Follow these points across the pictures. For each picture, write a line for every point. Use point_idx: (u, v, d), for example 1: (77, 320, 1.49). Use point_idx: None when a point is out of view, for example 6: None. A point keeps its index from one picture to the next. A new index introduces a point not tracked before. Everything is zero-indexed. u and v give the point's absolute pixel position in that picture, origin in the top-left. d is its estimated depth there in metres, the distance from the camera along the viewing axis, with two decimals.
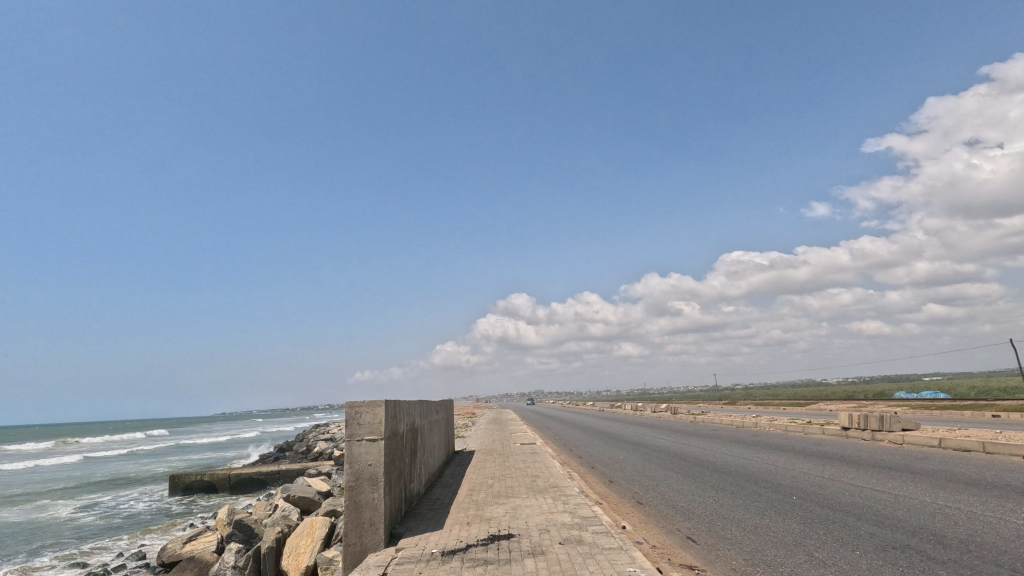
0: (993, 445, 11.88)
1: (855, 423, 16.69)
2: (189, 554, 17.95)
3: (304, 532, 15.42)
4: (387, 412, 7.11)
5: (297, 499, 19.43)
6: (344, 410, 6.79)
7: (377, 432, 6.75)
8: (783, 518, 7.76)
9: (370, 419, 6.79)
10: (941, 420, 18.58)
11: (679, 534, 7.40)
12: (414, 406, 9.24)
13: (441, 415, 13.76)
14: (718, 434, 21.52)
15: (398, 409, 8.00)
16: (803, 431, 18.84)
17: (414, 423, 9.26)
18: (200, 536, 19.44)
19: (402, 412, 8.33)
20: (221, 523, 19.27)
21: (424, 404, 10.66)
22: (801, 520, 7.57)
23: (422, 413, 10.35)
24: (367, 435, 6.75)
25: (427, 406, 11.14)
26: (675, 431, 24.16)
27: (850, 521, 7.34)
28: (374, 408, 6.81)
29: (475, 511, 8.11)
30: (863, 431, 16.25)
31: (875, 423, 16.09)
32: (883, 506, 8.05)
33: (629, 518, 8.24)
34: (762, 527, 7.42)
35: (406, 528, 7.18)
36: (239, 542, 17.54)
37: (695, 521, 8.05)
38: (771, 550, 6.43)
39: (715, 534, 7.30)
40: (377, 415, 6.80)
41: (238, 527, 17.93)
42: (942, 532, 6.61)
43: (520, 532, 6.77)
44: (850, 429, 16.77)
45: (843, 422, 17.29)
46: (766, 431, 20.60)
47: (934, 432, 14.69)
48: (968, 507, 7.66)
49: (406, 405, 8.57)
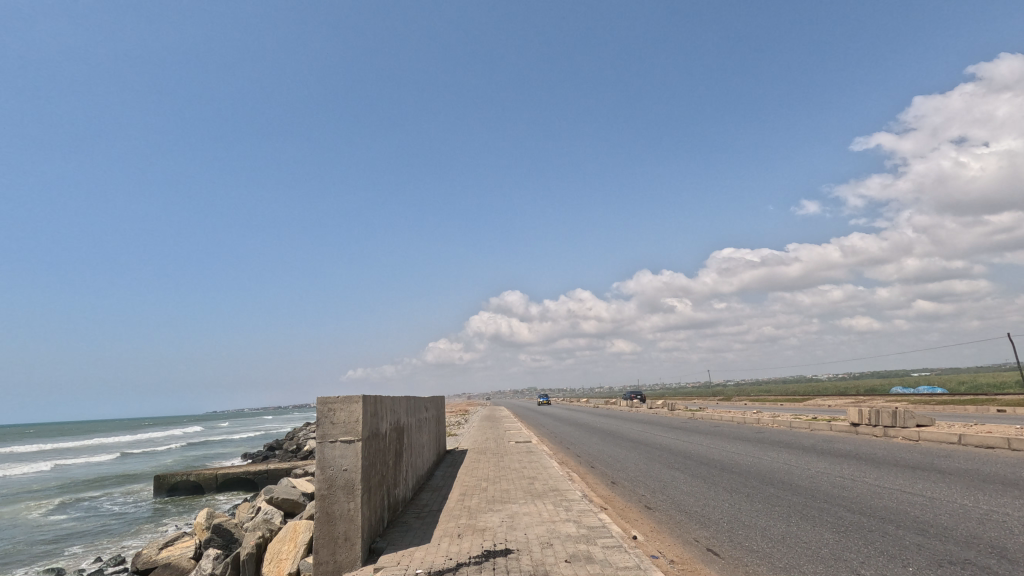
0: (1020, 442, 11.15)
1: (865, 418, 15.95)
2: (165, 560, 16.93)
3: (286, 537, 14.48)
4: (366, 409, 6.21)
5: (281, 501, 18.47)
6: (315, 407, 5.90)
7: (354, 432, 5.86)
8: (813, 527, 6.91)
9: (345, 417, 5.88)
10: (952, 416, 17.87)
11: (698, 545, 6.56)
12: (399, 402, 8.35)
13: (430, 413, 12.89)
14: (720, 430, 20.75)
15: (380, 405, 7.09)
16: (809, 427, 18.10)
17: (399, 421, 8.38)
18: (177, 540, 18.40)
19: (386, 410, 7.42)
20: (200, 528, 18.22)
21: (411, 401, 9.78)
22: (834, 530, 6.72)
23: (409, 410, 9.49)
24: (342, 436, 5.85)
25: (415, 402, 10.28)
26: (675, 428, 23.39)
27: (890, 530, 6.53)
28: (350, 406, 5.90)
29: (468, 521, 7.20)
30: (874, 427, 15.49)
31: (888, 419, 15.33)
32: (921, 511, 7.27)
33: (639, 526, 7.41)
34: (791, 538, 6.58)
35: (387, 542, 6.26)
36: (217, 548, 16.52)
37: (712, 529, 7.21)
38: (809, 565, 5.60)
39: (738, 546, 6.45)
40: (354, 413, 5.90)
41: (216, 531, 16.92)
42: (1001, 544, 5.79)
43: (520, 547, 5.88)
44: (860, 425, 16.00)
45: (852, 418, 16.53)
46: (771, 428, 19.79)
47: (950, 428, 14.02)
48: (1017, 512, 6.86)
49: (390, 402, 7.66)
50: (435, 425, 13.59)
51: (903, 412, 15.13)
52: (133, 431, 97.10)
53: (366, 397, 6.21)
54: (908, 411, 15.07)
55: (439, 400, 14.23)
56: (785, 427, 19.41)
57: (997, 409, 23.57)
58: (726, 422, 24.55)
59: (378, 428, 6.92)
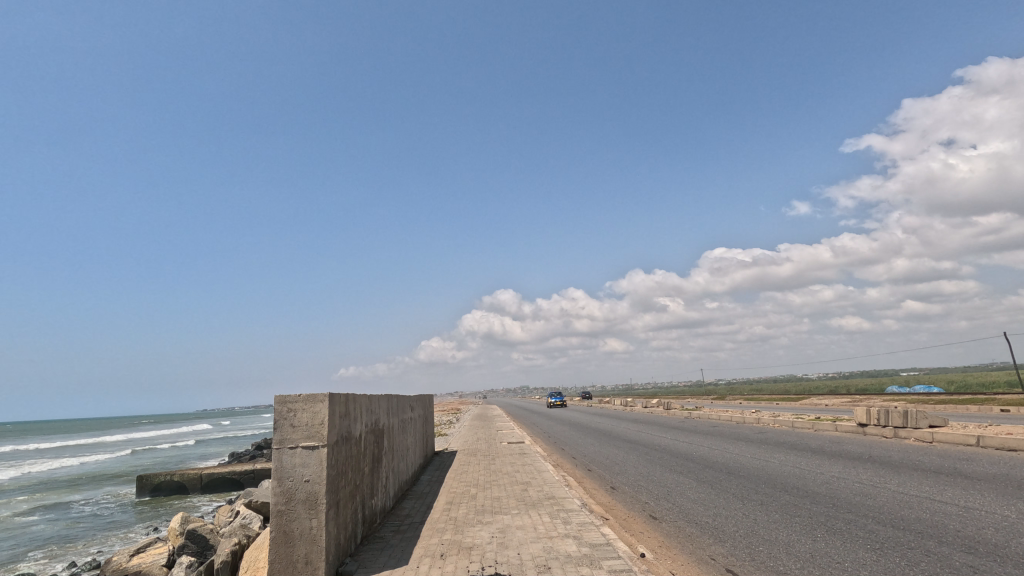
0: None
1: (873, 418, 15.24)
2: (135, 568, 15.95)
3: (263, 544, 13.56)
4: (334, 410, 5.35)
5: (261, 505, 17.51)
6: (272, 407, 5.03)
7: (317, 437, 5.00)
8: (843, 543, 6.14)
9: (307, 420, 5.03)
10: (962, 416, 17.20)
11: (715, 565, 5.75)
12: (377, 401, 7.49)
13: (417, 413, 12.01)
14: (720, 431, 20.00)
15: (353, 405, 6.22)
16: (814, 428, 17.35)
17: (377, 423, 7.51)
18: (150, 547, 17.40)
19: (361, 410, 6.56)
20: (173, 534, 17.22)
21: (392, 400, 8.91)
22: (868, 547, 5.95)
23: (389, 410, 8.62)
24: (304, 442, 4.99)
25: (397, 401, 9.40)
26: (673, 428, 22.62)
27: (933, 547, 5.77)
28: (314, 407, 5.04)
29: (453, 536, 6.33)
30: (883, 428, 14.79)
31: (898, 419, 14.60)
32: (962, 524, 6.51)
33: (646, 541, 6.59)
34: (821, 556, 5.80)
35: (358, 564, 5.39)
36: (190, 555, 15.57)
37: (729, 545, 6.41)
38: None
39: (761, 566, 5.64)
40: (318, 415, 5.04)
41: (190, 537, 15.96)
42: None
43: (512, 571, 5.02)
44: (868, 425, 15.29)
45: (860, 418, 15.80)
46: (773, 428, 19.09)
47: (965, 429, 13.33)
48: None
49: (365, 401, 6.79)
50: (423, 427, 12.80)
51: (914, 413, 14.41)
52: (121, 430, 95.67)
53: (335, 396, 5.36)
54: (920, 411, 14.37)
55: (427, 398, 13.44)
56: (788, 427, 18.70)
57: (1001, 409, 23.01)
58: (725, 422, 23.82)
59: (350, 432, 6.03)
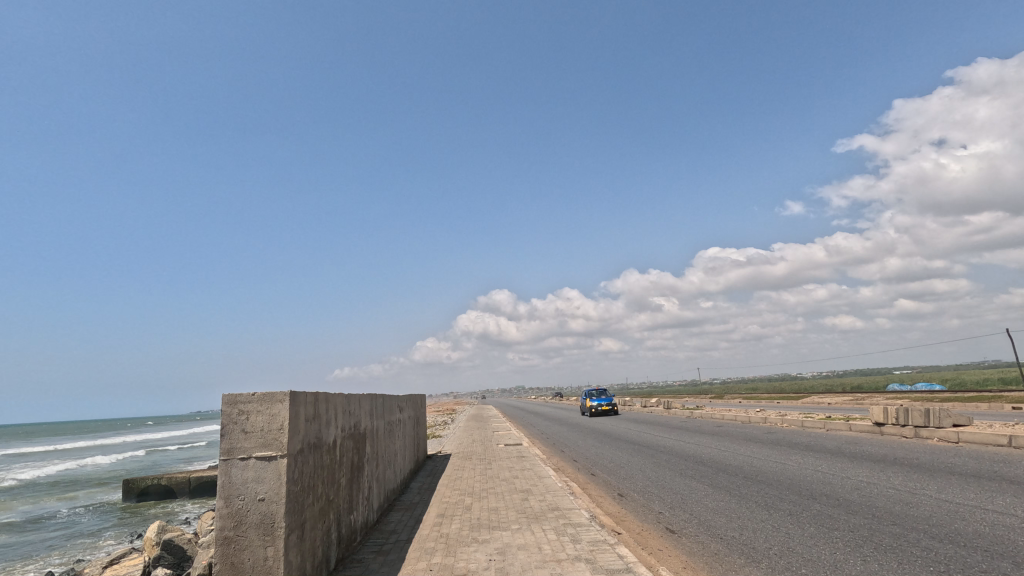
0: None
1: (891, 417, 14.43)
2: None
3: None
4: (299, 412, 4.42)
5: None
6: (219, 410, 4.10)
7: (275, 445, 4.07)
8: (898, 563, 5.27)
9: (263, 424, 4.09)
10: (981, 415, 16.38)
11: None
12: (357, 401, 6.54)
13: (407, 415, 11.11)
14: (727, 431, 19.12)
15: (326, 407, 5.27)
16: (826, 428, 16.51)
17: (357, 426, 6.55)
18: (125, 558, 16.27)
19: (336, 412, 5.61)
20: (149, 544, 16.08)
21: (377, 400, 7.96)
22: (932, 568, 5.08)
23: (373, 411, 7.68)
24: (258, 452, 4.05)
25: (382, 402, 8.45)
26: (677, 428, 21.73)
27: (1010, 570, 4.88)
28: (271, 409, 4.11)
29: (443, 560, 5.38)
30: (902, 428, 13.99)
31: (919, 418, 13.78)
32: None
33: (667, 562, 5.71)
34: None
35: None
36: (166, 568, 14.46)
37: (764, 565, 5.54)
38: None
39: None
40: (275, 418, 4.11)
41: (167, 548, 14.84)
42: None
43: None
44: (886, 425, 14.50)
45: (877, 417, 14.97)
46: (782, 428, 18.22)
47: (993, 429, 12.50)
48: None
49: (342, 401, 5.84)
50: (413, 430, 11.85)
51: (937, 411, 13.49)
52: (114, 432, 94.44)
53: (301, 397, 4.42)
54: (943, 409, 13.47)
55: (417, 398, 12.49)
56: (798, 427, 17.86)
57: (1015, 406, 22.22)
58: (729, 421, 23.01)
59: (322, 438, 5.08)
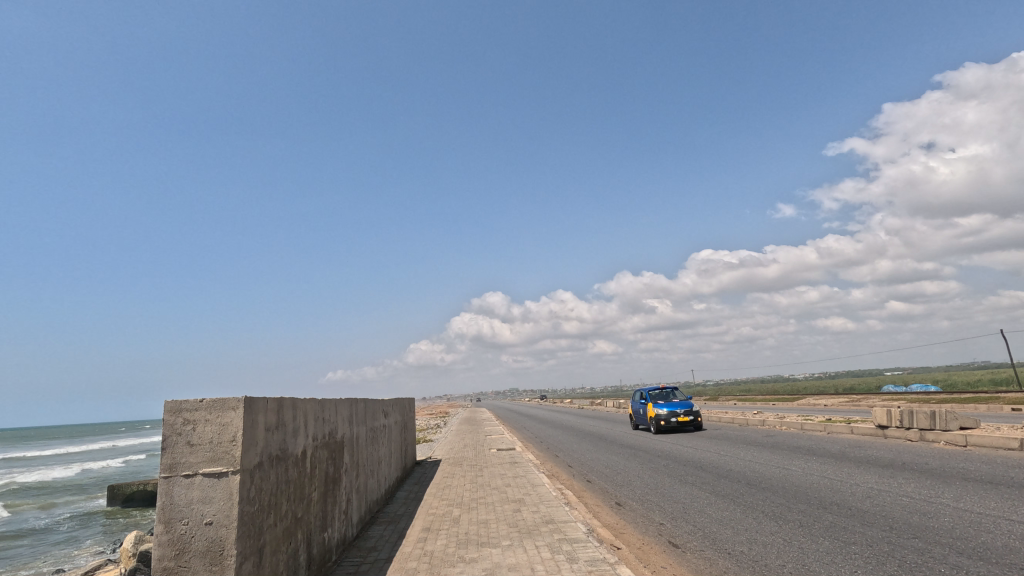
0: None
1: (895, 420, 14.08)
2: None
3: None
4: (258, 421, 3.86)
5: None
6: (161, 419, 3.55)
7: (225, 459, 3.52)
8: None
9: (210, 435, 3.53)
10: (985, 416, 15.98)
11: None
12: (332, 405, 5.98)
13: (393, 420, 10.58)
14: (725, 434, 18.66)
15: (294, 413, 4.71)
16: (827, 431, 16.08)
17: (333, 433, 5.99)
18: (100, 571, 15.51)
19: (306, 418, 5.05)
20: (126, 555, 15.34)
21: (357, 405, 7.40)
22: None
23: (352, 417, 7.11)
24: (204, 468, 3.49)
25: (364, 407, 7.91)
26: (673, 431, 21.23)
27: None
28: (222, 418, 3.55)
29: None
30: (907, 431, 13.63)
31: (924, 421, 13.36)
32: None
33: None
34: None
35: None
36: None
37: None
38: None
39: None
40: (224, 427, 3.55)
41: (144, 560, 14.13)
42: None
43: None
44: (890, 428, 14.15)
45: (880, 420, 14.58)
46: (781, 431, 17.78)
47: (1002, 432, 12.10)
48: None
49: (313, 406, 5.28)
50: (400, 435, 11.31)
51: (943, 413, 12.98)
52: (101, 436, 92.91)
53: (259, 404, 3.86)
54: (949, 411, 13.01)
55: (404, 402, 11.93)
56: (797, 430, 17.42)
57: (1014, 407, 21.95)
58: (726, 424, 22.56)
59: (289, 448, 4.52)
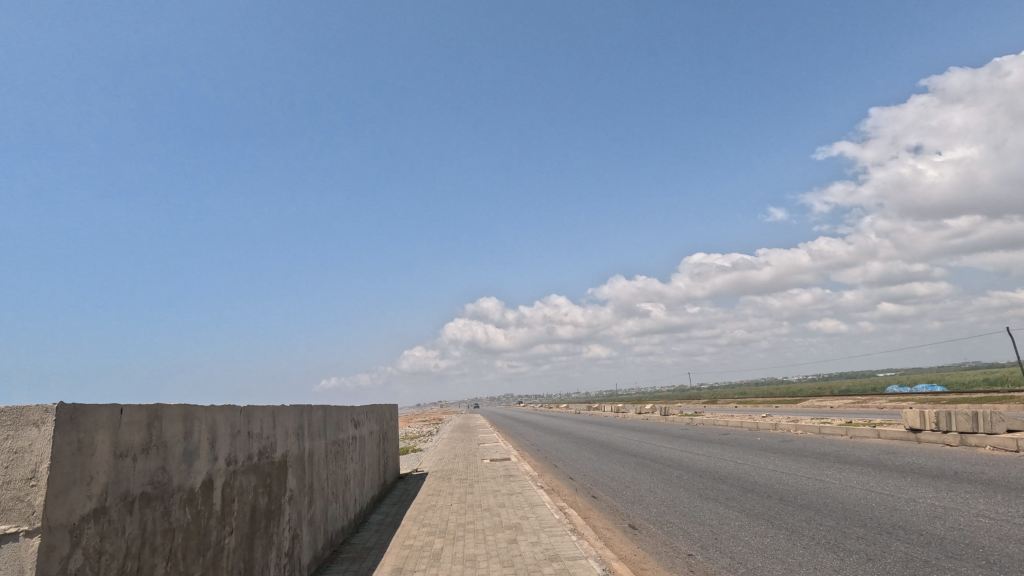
0: None
1: (929, 423, 12.75)
2: None
3: None
4: (100, 442, 2.42)
5: None
6: None
7: (12, 511, 2.09)
8: None
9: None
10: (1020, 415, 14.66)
11: None
12: (264, 412, 4.49)
13: (368, 430, 9.12)
14: (736, 439, 17.25)
15: (191, 426, 3.25)
16: (851, 436, 14.71)
17: (267, 451, 4.51)
18: None
19: (218, 433, 3.60)
20: None
21: (310, 412, 5.91)
22: None
23: (304, 427, 5.62)
24: None
25: (323, 416, 6.41)
26: (679, 437, 19.76)
27: None
28: (18, 441, 2.15)
29: None
30: (944, 435, 12.27)
31: (965, 424, 11.95)
32: None
33: None
34: None
35: None
36: None
37: None
38: None
39: None
40: (17, 453, 2.15)
41: None
42: None
43: None
44: (924, 432, 12.78)
45: (912, 423, 13.21)
46: (797, 436, 16.42)
47: None
48: None
49: (229, 415, 3.81)
50: (378, 446, 9.85)
51: (987, 415, 11.57)
52: None
53: (99, 418, 2.41)
54: (994, 413, 11.58)
55: (383, 410, 10.42)
56: (815, 435, 16.03)
57: None
58: (735, 429, 21.13)
59: (177, 478, 3.06)
